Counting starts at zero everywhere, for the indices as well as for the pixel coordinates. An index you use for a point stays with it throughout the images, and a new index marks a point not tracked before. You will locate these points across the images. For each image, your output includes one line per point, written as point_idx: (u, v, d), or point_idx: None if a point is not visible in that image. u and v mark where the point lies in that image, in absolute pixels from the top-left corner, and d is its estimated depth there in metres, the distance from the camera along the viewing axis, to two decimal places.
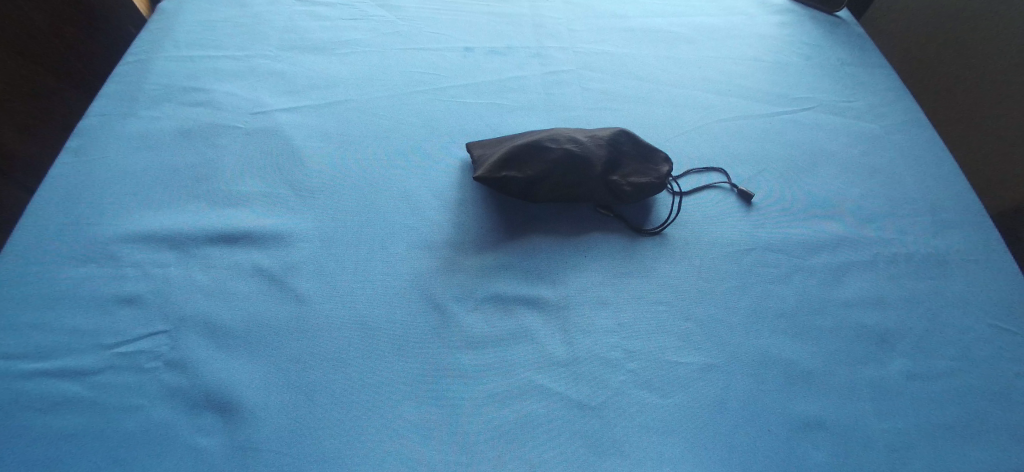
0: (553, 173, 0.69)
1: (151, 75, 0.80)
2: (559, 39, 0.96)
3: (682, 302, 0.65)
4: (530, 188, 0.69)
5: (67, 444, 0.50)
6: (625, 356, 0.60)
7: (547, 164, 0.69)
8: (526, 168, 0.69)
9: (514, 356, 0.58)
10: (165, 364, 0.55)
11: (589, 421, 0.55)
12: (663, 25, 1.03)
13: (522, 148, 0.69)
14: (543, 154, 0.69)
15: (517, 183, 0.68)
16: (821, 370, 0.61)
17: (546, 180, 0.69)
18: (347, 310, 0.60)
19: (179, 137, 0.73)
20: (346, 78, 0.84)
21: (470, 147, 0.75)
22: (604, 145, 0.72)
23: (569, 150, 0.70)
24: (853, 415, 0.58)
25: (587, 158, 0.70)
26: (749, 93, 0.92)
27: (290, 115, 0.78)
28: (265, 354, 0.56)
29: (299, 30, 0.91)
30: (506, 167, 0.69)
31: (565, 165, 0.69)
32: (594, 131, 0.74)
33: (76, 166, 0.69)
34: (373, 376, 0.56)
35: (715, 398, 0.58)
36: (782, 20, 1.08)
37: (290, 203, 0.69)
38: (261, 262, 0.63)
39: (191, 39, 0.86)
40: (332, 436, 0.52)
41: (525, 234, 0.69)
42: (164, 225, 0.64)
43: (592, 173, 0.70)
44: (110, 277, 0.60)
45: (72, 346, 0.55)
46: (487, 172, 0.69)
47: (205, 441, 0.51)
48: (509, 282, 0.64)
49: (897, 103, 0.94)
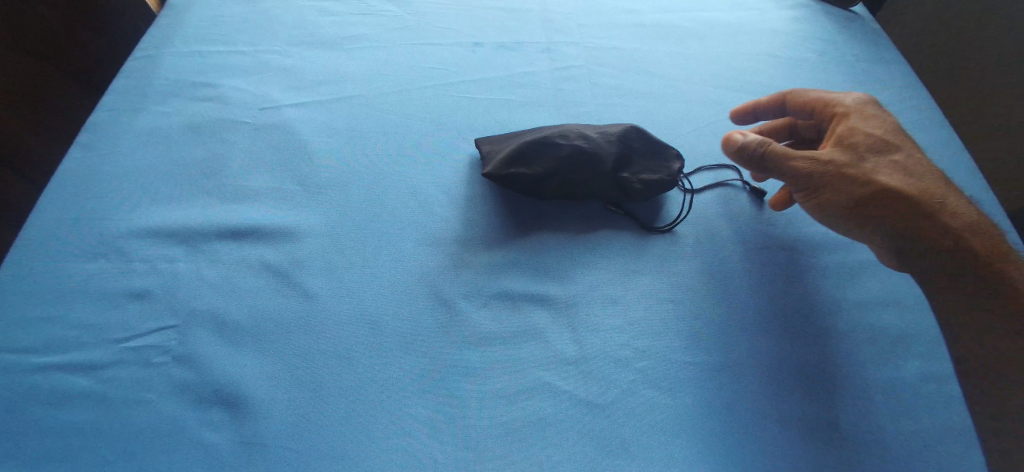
0: (563, 170, 0.68)
1: (159, 71, 0.80)
2: (569, 33, 0.95)
3: (692, 301, 0.64)
4: (539, 184, 0.68)
5: (77, 438, 0.51)
6: (635, 355, 0.59)
7: (557, 160, 0.68)
8: (535, 165, 0.68)
9: (521, 354, 0.58)
10: (173, 359, 0.55)
11: (597, 420, 0.54)
12: (675, 20, 1.01)
13: (530, 144, 0.69)
14: (551, 150, 0.69)
15: (525, 179, 0.68)
16: (834, 371, 0.60)
17: (555, 176, 0.68)
18: (355, 306, 0.60)
19: (187, 132, 0.73)
20: (354, 74, 0.83)
21: (478, 143, 0.74)
22: (614, 140, 0.71)
23: (577, 146, 0.69)
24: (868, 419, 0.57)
25: (597, 155, 0.69)
26: (762, 89, 0.91)
27: (298, 111, 0.77)
28: (272, 349, 0.56)
29: (308, 25, 0.90)
30: (515, 163, 0.68)
31: (574, 161, 0.68)
32: (603, 127, 0.74)
33: (85, 161, 0.69)
34: (380, 372, 0.56)
35: (725, 399, 0.57)
36: (797, 14, 1.06)
37: (297, 198, 0.68)
38: (269, 258, 0.63)
39: (199, 34, 0.86)
40: (338, 433, 0.52)
41: (533, 231, 0.68)
42: (173, 220, 0.64)
43: (601, 169, 0.69)
44: (118, 271, 0.60)
45: (80, 341, 0.55)
46: (496, 168, 0.68)
47: (212, 437, 0.51)
48: (517, 279, 0.64)
49: (913, 101, 0.92)
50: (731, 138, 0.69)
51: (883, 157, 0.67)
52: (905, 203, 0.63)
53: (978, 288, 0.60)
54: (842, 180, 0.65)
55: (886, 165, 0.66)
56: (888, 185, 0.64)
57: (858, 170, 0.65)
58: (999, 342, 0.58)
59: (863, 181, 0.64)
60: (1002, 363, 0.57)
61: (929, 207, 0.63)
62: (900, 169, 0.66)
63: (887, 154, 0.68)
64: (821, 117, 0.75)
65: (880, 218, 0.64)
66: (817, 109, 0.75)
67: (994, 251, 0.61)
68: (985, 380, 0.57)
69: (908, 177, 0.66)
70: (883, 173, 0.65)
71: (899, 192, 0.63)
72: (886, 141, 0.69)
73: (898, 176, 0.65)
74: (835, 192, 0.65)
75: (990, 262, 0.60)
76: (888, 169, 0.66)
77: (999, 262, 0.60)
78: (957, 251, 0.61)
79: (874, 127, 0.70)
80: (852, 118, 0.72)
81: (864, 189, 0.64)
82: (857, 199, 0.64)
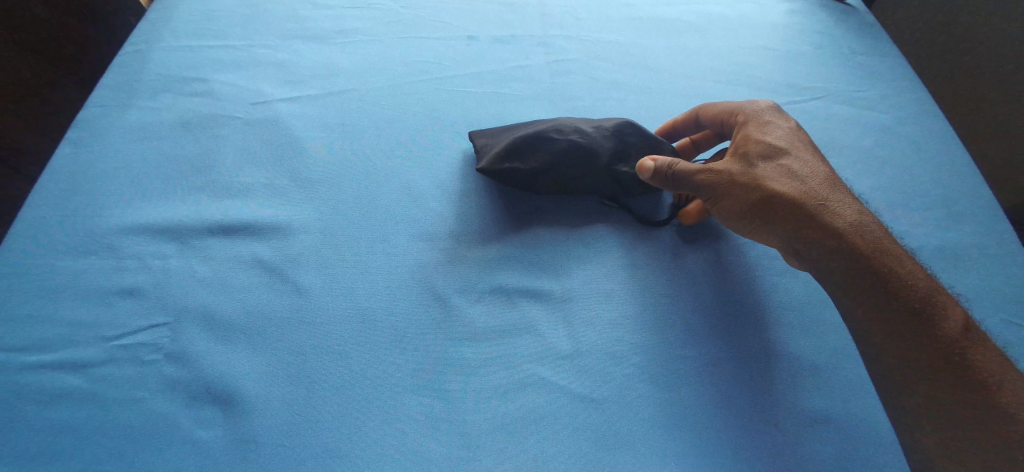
0: (557, 166, 0.68)
1: (150, 66, 0.79)
2: (565, 27, 0.94)
3: (687, 295, 0.64)
4: (534, 179, 0.68)
5: (68, 436, 0.50)
6: (630, 350, 0.59)
7: (552, 156, 0.68)
8: (530, 160, 0.67)
9: (517, 349, 0.57)
10: (164, 356, 0.55)
11: (592, 415, 0.54)
12: (671, 14, 1.01)
13: (526, 138, 0.68)
14: (547, 145, 0.68)
15: (520, 175, 0.68)
16: (830, 364, 0.60)
17: (550, 172, 0.68)
18: (348, 303, 0.59)
19: (178, 128, 0.73)
20: (347, 68, 0.83)
21: (473, 136, 0.74)
22: (612, 135, 0.70)
23: (573, 140, 0.68)
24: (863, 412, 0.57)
25: (593, 150, 0.68)
26: (758, 83, 0.90)
27: (291, 106, 0.77)
28: (265, 346, 0.56)
29: (300, 19, 0.89)
30: (510, 158, 0.67)
31: (569, 156, 0.68)
32: (600, 121, 0.73)
33: (75, 157, 0.68)
34: (374, 368, 0.55)
35: (720, 393, 0.57)
36: (793, 7, 1.06)
37: (290, 194, 0.68)
38: (262, 254, 0.62)
39: (190, 28, 0.85)
40: (332, 430, 0.52)
41: (528, 226, 0.68)
42: (164, 216, 0.64)
43: (597, 165, 0.68)
44: (109, 268, 0.59)
45: (71, 339, 0.55)
46: (490, 163, 0.68)
47: (205, 435, 0.51)
48: (512, 274, 0.63)
49: (909, 94, 0.92)
50: (642, 165, 0.62)
51: (772, 163, 0.63)
52: (783, 206, 0.60)
53: (862, 295, 0.56)
54: (732, 186, 0.61)
55: (773, 170, 0.62)
56: (773, 192, 0.60)
57: (743, 176, 0.61)
58: (902, 349, 0.53)
59: (750, 187, 0.61)
60: (906, 372, 0.53)
61: (815, 211, 0.59)
62: (787, 173, 0.62)
63: (778, 158, 0.63)
64: (726, 125, 0.70)
65: (770, 223, 0.60)
66: (725, 118, 0.70)
67: (885, 255, 0.57)
68: (898, 389, 0.53)
69: (789, 181, 0.61)
70: (767, 178, 0.61)
71: (784, 198, 0.60)
72: (780, 146, 0.64)
73: (786, 181, 0.61)
74: (735, 197, 0.61)
75: (877, 266, 0.56)
76: (773, 174, 0.62)
77: (887, 266, 0.56)
78: (861, 256, 0.57)
79: (773, 133, 0.66)
80: (748, 124, 0.67)
81: (752, 195, 0.61)
82: (748, 205, 0.61)
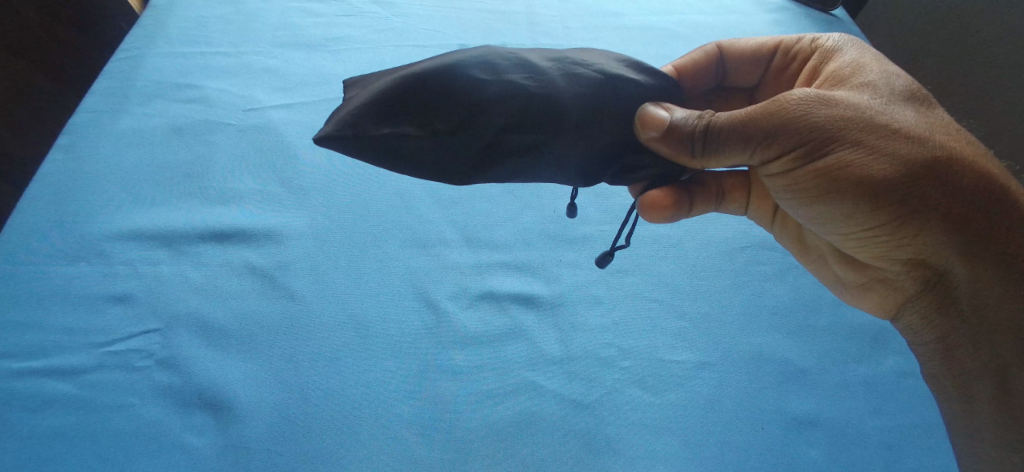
0: (491, 124, 0.45)
1: (143, 72, 0.79)
2: (555, 36, 0.95)
3: (677, 299, 0.65)
4: (452, 146, 0.45)
5: (56, 444, 0.50)
6: (619, 354, 0.60)
7: (480, 107, 0.44)
8: (435, 121, 0.44)
9: (509, 354, 0.58)
10: (155, 362, 0.55)
11: (583, 418, 0.55)
12: (659, 23, 1.02)
13: (422, 81, 0.43)
14: (468, 91, 0.44)
15: (425, 143, 0.44)
16: (815, 368, 0.61)
17: (475, 134, 0.45)
18: (340, 310, 0.60)
19: (170, 135, 0.73)
20: (339, 75, 0.83)
21: (347, 85, 0.49)
22: (587, 72, 0.48)
23: (516, 82, 0.45)
24: (948, 413, 0.53)
25: (550, 94, 0.45)
26: None
27: (283, 112, 0.77)
28: (254, 354, 0.56)
29: (293, 26, 0.89)
30: (395, 118, 0.43)
31: (507, 107, 0.44)
32: (569, 51, 0.50)
33: (65, 163, 0.68)
34: (364, 374, 0.56)
35: (709, 396, 0.58)
36: (779, 18, 1.08)
37: (281, 201, 0.68)
38: (253, 261, 0.62)
39: (183, 35, 0.85)
40: (321, 435, 0.52)
41: (521, 232, 0.69)
42: (156, 223, 0.64)
43: (562, 121, 0.46)
44: (100, 275, 0.59)
45: (60, 345, 0.55)
46: (359, 127, 0.43)
47: (194, 440, 0.51)
48: (504, 279, 0.64)
49: None
50: (653, 115, 0.47)
51: (913, 118, 0.49)
52: (935, 171, 0.46)
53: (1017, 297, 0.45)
54: (867, 139, 0.47)
55: (913, 123, 0.49)
56: (922, 154, 0.47)
57: (879, 128, 0.47)
58: None
59: (890, 144, 0.47)
60: None
61: (969, 189, 0.47)
62: (929, 129, 0.49)
63: (907, 107, 0.51)
64: (770, 60, 0.65)
65: (916, 197, 0.46)
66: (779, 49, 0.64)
67: None
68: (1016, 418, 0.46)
69: (935, 138, 0.48)
70: (910, 134, 0.48)
71: (936, 164, 0.47)
72: (911, 98, 0.52)
73: (935, 141, 0.48)
74: (867, 155, 0.47)
75: None
76: (917, 131, 0.48)
77: None
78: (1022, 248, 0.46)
79: (889, 78, 0.53)
80: (864, 65, 0.55)
81: (897, 153, 0.47)
82: (890, 167, 0.46)
